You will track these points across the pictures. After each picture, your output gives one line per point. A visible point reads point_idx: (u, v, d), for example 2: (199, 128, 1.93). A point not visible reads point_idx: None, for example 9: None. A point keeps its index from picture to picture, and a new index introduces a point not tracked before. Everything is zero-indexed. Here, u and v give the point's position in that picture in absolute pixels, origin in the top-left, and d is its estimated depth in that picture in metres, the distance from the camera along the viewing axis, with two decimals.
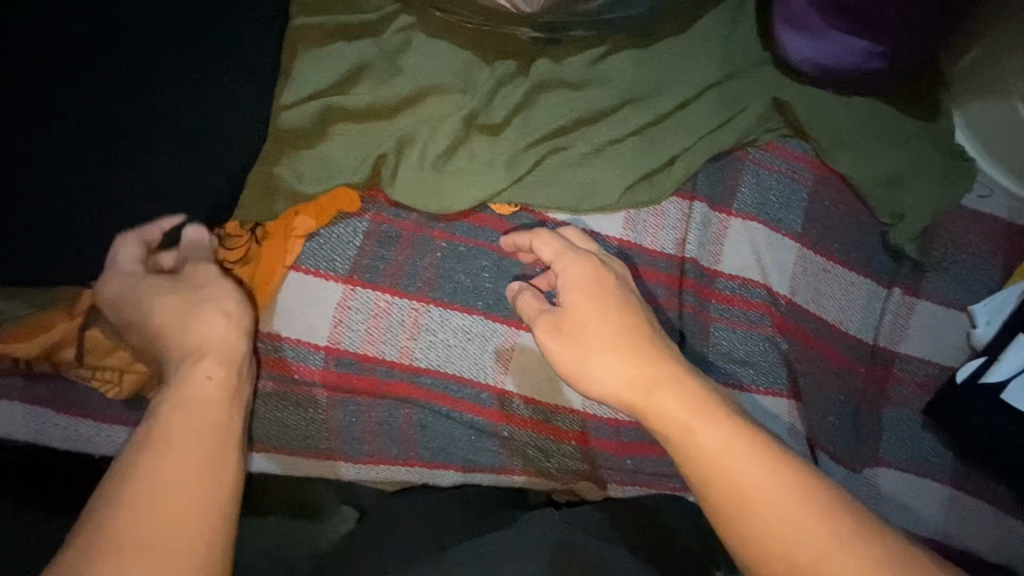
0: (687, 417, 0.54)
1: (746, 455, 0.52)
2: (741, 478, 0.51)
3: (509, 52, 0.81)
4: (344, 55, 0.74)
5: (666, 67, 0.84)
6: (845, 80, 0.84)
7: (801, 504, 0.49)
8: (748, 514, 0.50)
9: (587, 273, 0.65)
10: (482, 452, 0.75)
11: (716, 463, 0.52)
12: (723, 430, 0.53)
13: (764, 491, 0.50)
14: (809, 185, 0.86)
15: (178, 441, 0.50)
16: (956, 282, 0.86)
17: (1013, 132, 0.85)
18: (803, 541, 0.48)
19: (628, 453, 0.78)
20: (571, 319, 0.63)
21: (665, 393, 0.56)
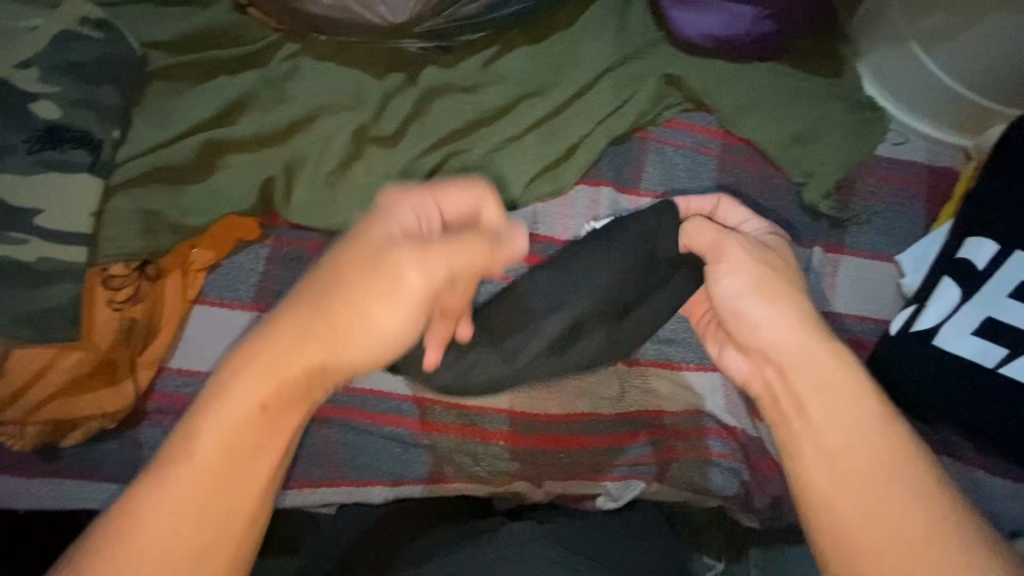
0: (837, 372, 0.50)
1: (871, 426, 0.48)
2: (838, 443, 0.48)
3: (397, 64, 0.80)
4: (224, 87, 0.71)
5: (559, 59, 0.85)
6: (736, 50, 0.84)
7: (908, 481, 0.45)
8: (869, 508, 0.45)
9: (770, 227, 0.65)
10: (416, 466, 0.75)
11: (852, 425, 0.48)
12: (847, 397, 0.49)
13: (896, 505, 0.45)
14: (717, 155, 0.86)
15: (201, 486, 0.40)
16: (882, 234, 0.84)
17: (916, 74, 0.83)
18: (887, 527, 0.44)
19: (585, 446, 0.79)
20: (776, 249, 0.60)
21: (820, 371, 0.51)
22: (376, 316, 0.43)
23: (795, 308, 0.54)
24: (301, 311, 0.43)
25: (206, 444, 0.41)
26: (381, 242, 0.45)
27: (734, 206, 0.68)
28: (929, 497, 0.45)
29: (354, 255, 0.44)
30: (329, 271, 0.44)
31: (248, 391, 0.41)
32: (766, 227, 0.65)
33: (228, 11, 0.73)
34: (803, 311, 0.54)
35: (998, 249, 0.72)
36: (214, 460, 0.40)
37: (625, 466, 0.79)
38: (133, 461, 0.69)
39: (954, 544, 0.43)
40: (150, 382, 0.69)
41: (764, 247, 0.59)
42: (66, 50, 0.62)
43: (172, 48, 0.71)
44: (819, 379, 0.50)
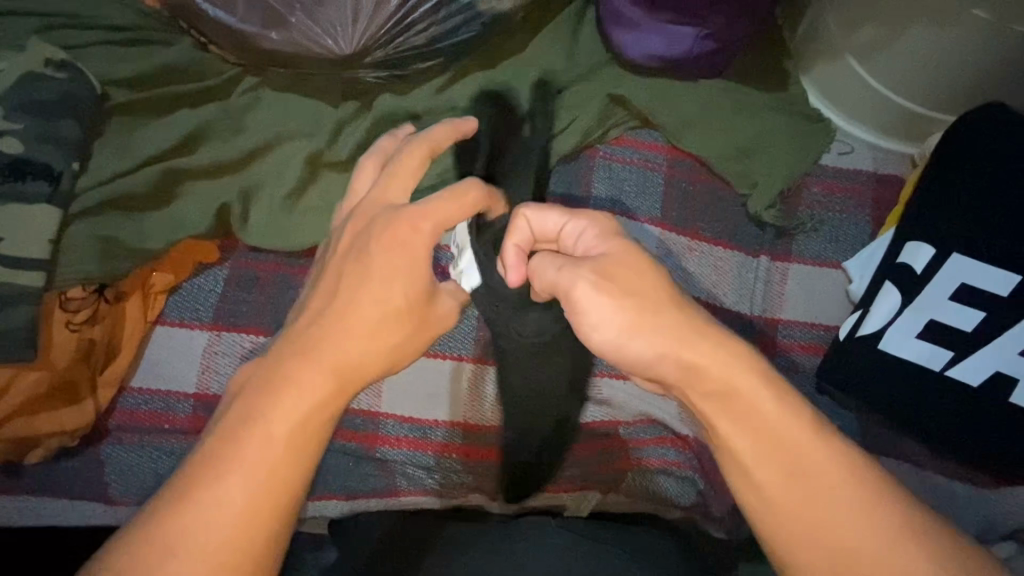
0: (733, 378, 0.46)
1: (776, 423, 0.46)
2: (753, 442, 0.46)
3: (352, 93, 0.84)
4: (183, 120, 0.76)
5: (510, 84, 0.88)
6: (680, 67, 0.86)
7: (821, 467, 0.45)
8: (791, 499, 0.45)
9: (601, 220, 0.54)
10: (372, 480, 0.76)
11: (764, 435, 0.46)
12: (744, 396, 0.46)
13: (814, 484, 0.44)
14: (664, 170, 0.89)
15: (271, 467, 0.42)
16: (828, 241, 0.86)
17: (855, 86, 0.86)
18: (814, 523, 0.44)
19: (543, 457, 0.79)
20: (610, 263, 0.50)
21: (713, 377, 0.47)
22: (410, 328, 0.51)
23: (673, 326, 0.48)
24: (347, 310, 0.49)
25: (269, 432, 0.43)
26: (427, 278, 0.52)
27: (544, 213, 0.55)
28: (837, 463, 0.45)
29: (404, 282, 0.51)
30: (370, 286, 0.50)
31: (310, 389, 0.45)
32: (598, 229, 0.54)
33: (189, 49, 0.77)
34: (678, 330, 0.48)
35: (934, 253, 0.74)
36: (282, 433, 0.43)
37: (580, 477, 0.79)
38: (94, 477, 0.71)
39: (874, 517, 0.44)
40: (112, 401, 0.72)
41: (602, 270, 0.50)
42: (27, 91, 0.66)
43: (134, 86, 0.75)
44: (724, 393, 0.47)
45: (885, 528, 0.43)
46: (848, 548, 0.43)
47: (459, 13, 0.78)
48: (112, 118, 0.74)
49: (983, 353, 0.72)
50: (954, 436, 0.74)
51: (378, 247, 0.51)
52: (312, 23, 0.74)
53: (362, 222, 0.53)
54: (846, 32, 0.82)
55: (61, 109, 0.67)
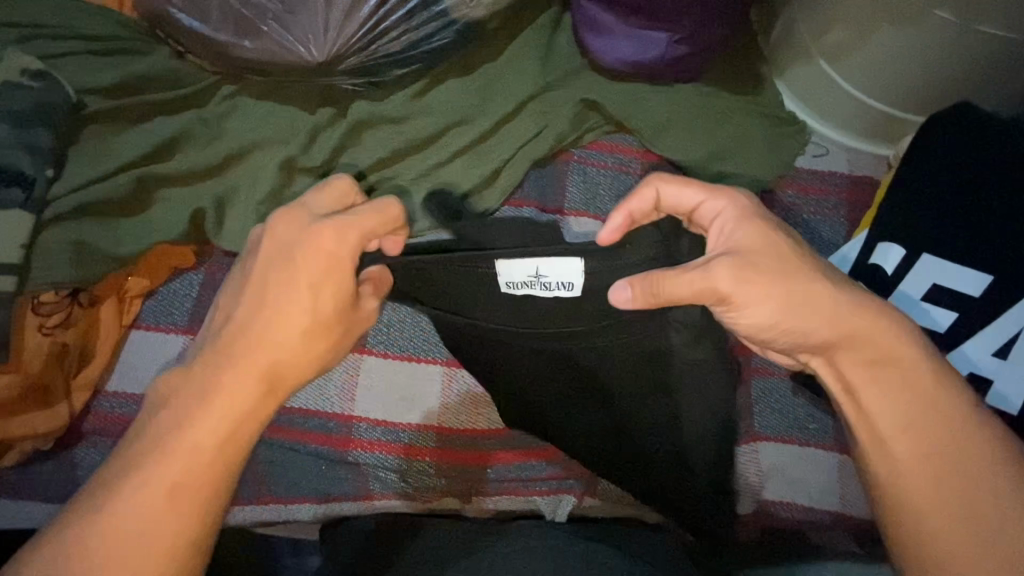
0: (892, 349, 0.53)
1: (925, 394, 0.52)
2: (902, 407, 0.53)
3: (329, 100, 0.85)
4: (159, 128, 0.77)
5: (485, 90, 0.89)
6: (654, 72, 0.87)
7: (956, 436, 0.52)
8: (927, 458, 0.52)
9: (737, 207, 0.57)
10: (321, 483, 0.76)
11: (915, 405, 0.52)
12: (899, 364, 0.53)
13: (948, 448, 0.52)
14: (639, 173, 0.90)
15: (190, 460, 0.47)
16: (803, 243, 0.86)
17: (830, 89, 0.86)
18: (941, 476, 0.51)
19: (487, 462, 0.78)
20: (746, 251, 0.54)
21: (875, 343, 0.53)
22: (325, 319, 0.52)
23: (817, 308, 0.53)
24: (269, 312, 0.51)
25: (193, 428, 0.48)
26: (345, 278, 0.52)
27: (676, 184, 0.58)
28: (972, 439, 0.52)
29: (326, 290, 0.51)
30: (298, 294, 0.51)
31: (226, 398, 0.48)
32: (731, 215, 0.57)
33: (167, 59, 0.79)
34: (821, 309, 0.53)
35: (907, 253, 0.73)
36: (203, 430, 0.48)
37: (552, 480, 0.79)
38: (65, 481, 0.71)
39: (996, 491, 0.50)
40: (86, 404, 0.73)
41: (737, 256, 0.54)
42: (2, 99, 0.67)
43: (111, 94, 0.77)
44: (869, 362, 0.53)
45: (1010, 491, 0.50)
46: (969, 505, 0.50)
47: (432, 21, 0.80)
48: (88, 126, 0.75)
49: (957, 355, 0.71)
50: None
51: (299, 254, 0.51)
52: (285, 31, 0.75)
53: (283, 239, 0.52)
54: (818, 35, 0.83)
55: (36, 116, 0.68)
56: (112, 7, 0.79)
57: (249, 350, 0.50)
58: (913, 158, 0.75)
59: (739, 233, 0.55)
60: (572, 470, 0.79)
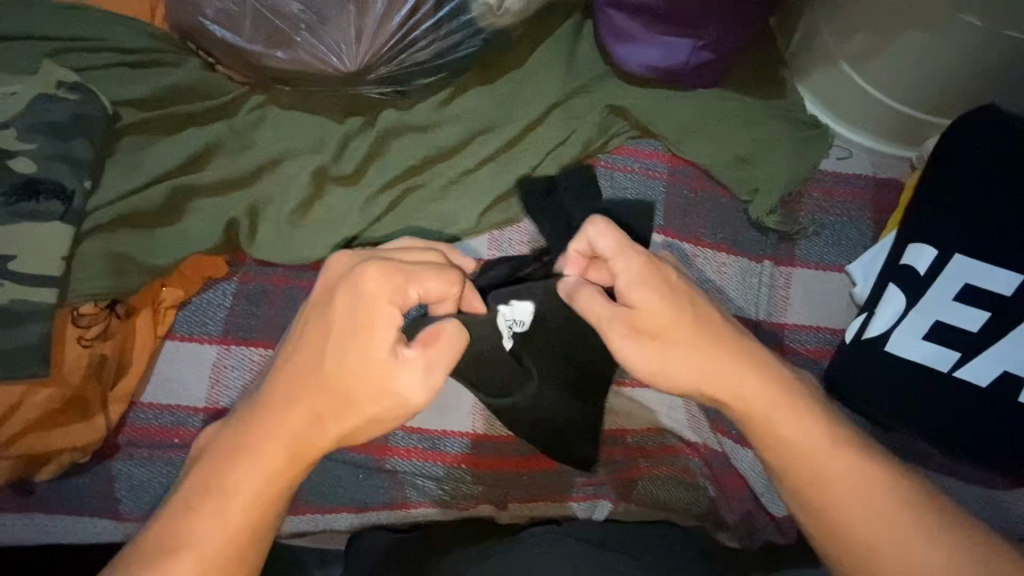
0: (768, 407, 0.57)
1: (814, 440, 0.56)
2: (801, 455, 0.56)
3: (357, 109, 0.86)
4: (191, 138, 0.77)
5: (510, 98, 0.90)
6: (678, 78, 0.88)
7: (847, 478, 0.55)
8: (832, 502, 0.55)
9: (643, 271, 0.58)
10: (350, 497, 0.76)
11: (820, 472, 0.55)
12: (783, 411, 0.57)
13: (852, 488, 0.54)
14: (665, 177, 0.90)
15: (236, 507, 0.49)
16: (830, 245, 0.87)
17: (853, 93, 0.87)
18: (857, 517, 0.54)
19: (526, 472, 0.78)
20: (643, 319, 0.57)
21: (759, 395, 0.57)
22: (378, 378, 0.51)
23: (725, 374, 0.58)
24: (323, 365, 0.51)
25: (240, 472, 0.50)
26: (380, 347, 0.51)
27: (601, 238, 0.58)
28: (872, 477, 0.54)
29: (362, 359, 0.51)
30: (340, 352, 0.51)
31: (274, 426, 0.50)
32: (635, 275, 0.58)
33: (197, 70, 0.79)
34: (740, 377, 0.57)
35: (938, 254, 0.74)
36: (251, 476, 0.50)
37: (589, 486, 0.79)
38: (103, 494, 0.71)
39: (902, 523, 0.53)
40: (123, 416, 0.72)
41: (631, 316, 0.58)
42: (41, 112, 0.67)
43: (143, 105, 0.77)
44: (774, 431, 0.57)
45: (921, 535, 0.52)
46: (881, 544, 0.53)
47: (460, 30, 0.80)
48: (122, 138, 0.75)
49: (988, 354, 0.72)
50: (960, 437, 0.74)
51: (347, 314, 0.51)
52: (318, 42, 0.75)
53: (339, 294, 0.52)
54: (840, 40, 0.84)
55: (74, 128, 0.68)
56: (143, 18, 0.79)
57: (302, 399, 0.51)
58: (951, 160, 0.75)
59: (635, 296, 0.57)
60: (609, 475, 0.79)
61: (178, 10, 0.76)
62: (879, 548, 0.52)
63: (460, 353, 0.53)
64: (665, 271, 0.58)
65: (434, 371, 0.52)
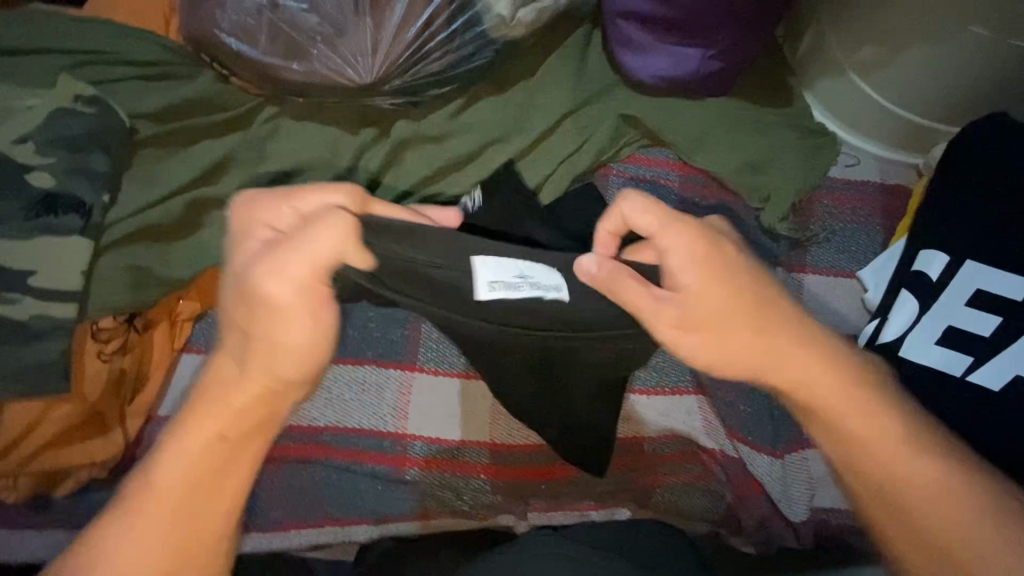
0: (831, 387, 0.53)
1: (878, 425, 0.53)
2: (867, 441, 0.53)
3: (371, 120, 0.86)
4: (207, 151, 0.77)
5: (522, 107, 0.90)
6: (688, 87, 0.89)
7: (913, 465, 0.53)
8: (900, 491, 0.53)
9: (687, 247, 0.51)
10: (357, 508, 0.75)
11: (871, 453, 0.53)
12: (846, 394, 0.53)
13: (920, 476, 0.52)
14: (676, 186, 0.91)
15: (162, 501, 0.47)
16: (842, 251, 0.88)
17: (860, 101, 0.88)
18: (925, 504, 0.52)
19: (544, 480, 0.79)
20: (699, 307, 0.50)
21: (819, 378, 0.53)
22: (274, 319, 0.46)
23: (763, 357, 0.52)
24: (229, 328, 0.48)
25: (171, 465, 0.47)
26: (247, 270, 0.46)
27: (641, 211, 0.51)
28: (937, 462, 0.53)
29: (260, 313, 0.46)
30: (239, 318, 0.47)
31: (200, 411, 0.48)
32: (683, 253, 0.51)
33: (211, 82, 0.79)
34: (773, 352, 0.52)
35: (949, 259, 0.75)
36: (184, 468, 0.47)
37: (609, 495, 0.79)
38: None
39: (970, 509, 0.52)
40: (140, 431, 0.71)
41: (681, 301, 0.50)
42: (59, 127, 0.67)
43: (158, 118, 0.77)
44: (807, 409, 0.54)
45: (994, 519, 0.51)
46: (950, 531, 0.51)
47: (473, 41, 0.81)
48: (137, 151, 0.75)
49: (1001, 357, 0.72)
50: None
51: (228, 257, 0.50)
52: (334, 54, 0.76)
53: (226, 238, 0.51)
54: (848, 50, 0.85)
55: (92, 142, 0.68)
56: (157, 31, 0.79)
57: (221, 376, 0.48)
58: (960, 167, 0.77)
59: (685, 279, 0.50)
60: (628, 483, 0.80)
61: (192, 23, 0.76)
62: (947, 534, 0.52)
63: (347, 250, 0.44)
64: (717, 247, 0.52)
65: (293, 263, 0.44)
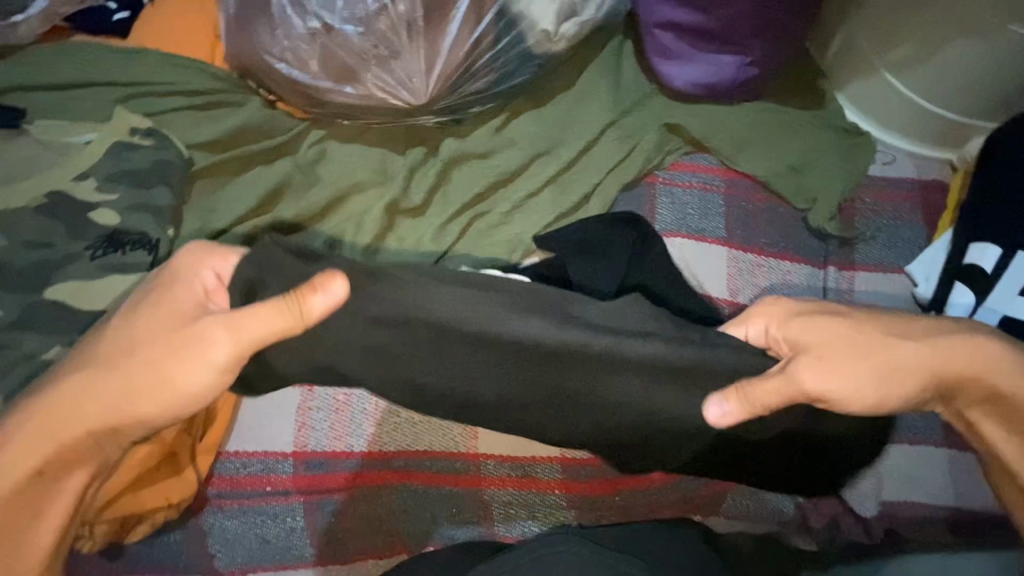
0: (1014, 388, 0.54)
1: None
2: None
3: (417, 140, 0.85)
4: (261, 179, 0.77)
5: (565, 119, 0.90)
6: (726, 94, 0.91)
7: None
8: None
9: (789, 313, 0.58)
10: (416, 532, 0.74)
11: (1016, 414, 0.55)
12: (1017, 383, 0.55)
13: None
14: (722, 190, 0.91)
15: None
16: (887, 246, 0.90)
17: (893, 100, 0.91)
18: None
19: (616, 490, 0.78)
20: (839, 355, 0.53)
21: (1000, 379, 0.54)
22: (188, 369, 0.50)
23: (898, 375, 0.53)
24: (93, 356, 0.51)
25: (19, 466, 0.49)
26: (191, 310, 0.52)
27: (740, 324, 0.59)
28: None
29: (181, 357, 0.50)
30: (157, 344, 0.51)
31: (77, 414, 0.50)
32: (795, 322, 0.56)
33: (260, 108, 0.78)
34: (913, 365, 0.53)
35: (1001, 252, 0.77)
36: None
37: (682, 503, 0.79)
38: (198, 548, 0.71)
39: None
40: (210, 468, 0.72)
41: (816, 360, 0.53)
42: (118, 161, 0.67)
43: (212, 149, 0.77)
44: (978, 391, 0.56)
45: None
46: None
47: (518, 57, 0.81)
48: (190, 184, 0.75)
49: None
50: None
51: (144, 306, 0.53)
52: (387, 75, 0.75)
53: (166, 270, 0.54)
54: (883, 50, 0.87)
55: (152, 175, 0.68)
56: (202, 59, 0.78)
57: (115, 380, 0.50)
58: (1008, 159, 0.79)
59: (798, 336, 0.55)
60: (701, 489, 0.79)
61: (241, 50, 0.76)
62: None
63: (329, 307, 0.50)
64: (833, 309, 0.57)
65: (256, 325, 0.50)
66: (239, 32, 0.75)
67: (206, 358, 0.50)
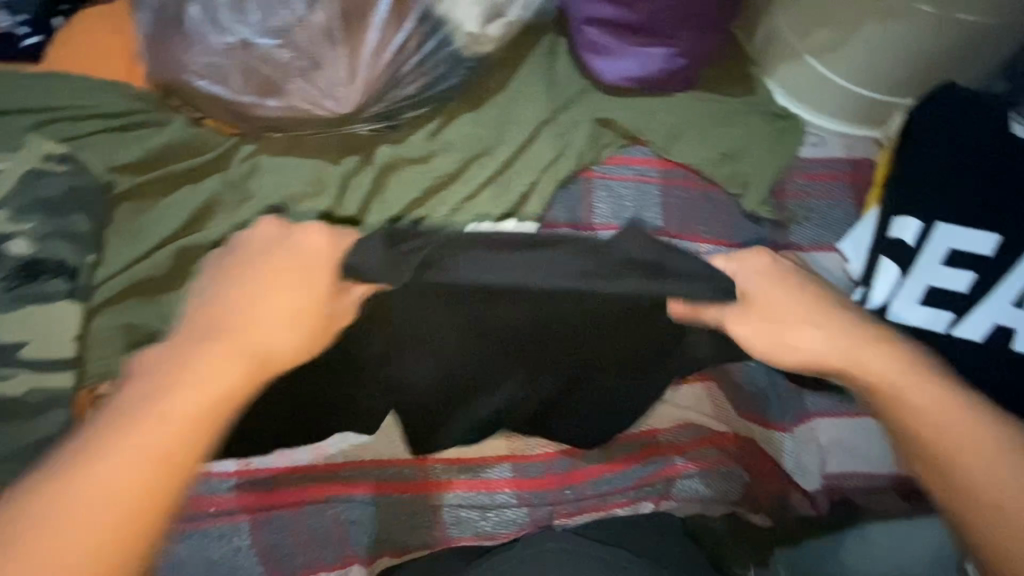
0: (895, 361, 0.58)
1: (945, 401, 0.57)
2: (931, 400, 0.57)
3: (352, 148, 0.84)
4: (187, 198, 0.76)
5: (501, 119, 0.90)
6: (656, 85, 0.91)
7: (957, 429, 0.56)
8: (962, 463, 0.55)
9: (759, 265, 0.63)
10: (368, 540, 0.74)
11: (898, 400, 0.57)
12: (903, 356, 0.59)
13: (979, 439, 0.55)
14: (658, 181, 0.93)
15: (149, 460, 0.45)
16: (820, 225, 0.93)
17: (816, 83, 0.93)
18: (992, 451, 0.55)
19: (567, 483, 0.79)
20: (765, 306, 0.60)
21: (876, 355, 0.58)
22: (273, 335, 0.53)
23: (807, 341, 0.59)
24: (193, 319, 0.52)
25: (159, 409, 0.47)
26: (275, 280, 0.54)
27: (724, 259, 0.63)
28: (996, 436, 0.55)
29: (281, 317, 0.53)
30: (260, 299, 0.53)
31: (181, 375, 0.49)
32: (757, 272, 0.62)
33: (184, 126, 0.77)
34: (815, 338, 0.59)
35: (921, 223, 0.80)
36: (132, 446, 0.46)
37: (632, 491, 0.80)
38: None
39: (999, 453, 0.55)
40: None
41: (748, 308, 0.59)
42: (36, 190, 0.68)
43: (134, 170, 0.75)
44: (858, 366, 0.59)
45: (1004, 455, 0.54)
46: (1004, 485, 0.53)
47: (444, 61, 0.81)
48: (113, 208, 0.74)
49: (979, 309, 0.77)
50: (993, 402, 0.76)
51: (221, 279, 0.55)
52: (311, 87, 0.75)
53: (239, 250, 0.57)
54: (804, 34, 0.89)
55: (71, 204, 0.69)
56: (121, 79, 0.77)
57: (218, 340, 0.51)
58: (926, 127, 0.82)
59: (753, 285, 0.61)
60: (652, 477, 0.80)
61: (159, 69, 0.75)
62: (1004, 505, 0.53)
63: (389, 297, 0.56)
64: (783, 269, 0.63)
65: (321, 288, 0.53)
66: (156, 52, 0.75)
67: (300, 324, 0.53)
